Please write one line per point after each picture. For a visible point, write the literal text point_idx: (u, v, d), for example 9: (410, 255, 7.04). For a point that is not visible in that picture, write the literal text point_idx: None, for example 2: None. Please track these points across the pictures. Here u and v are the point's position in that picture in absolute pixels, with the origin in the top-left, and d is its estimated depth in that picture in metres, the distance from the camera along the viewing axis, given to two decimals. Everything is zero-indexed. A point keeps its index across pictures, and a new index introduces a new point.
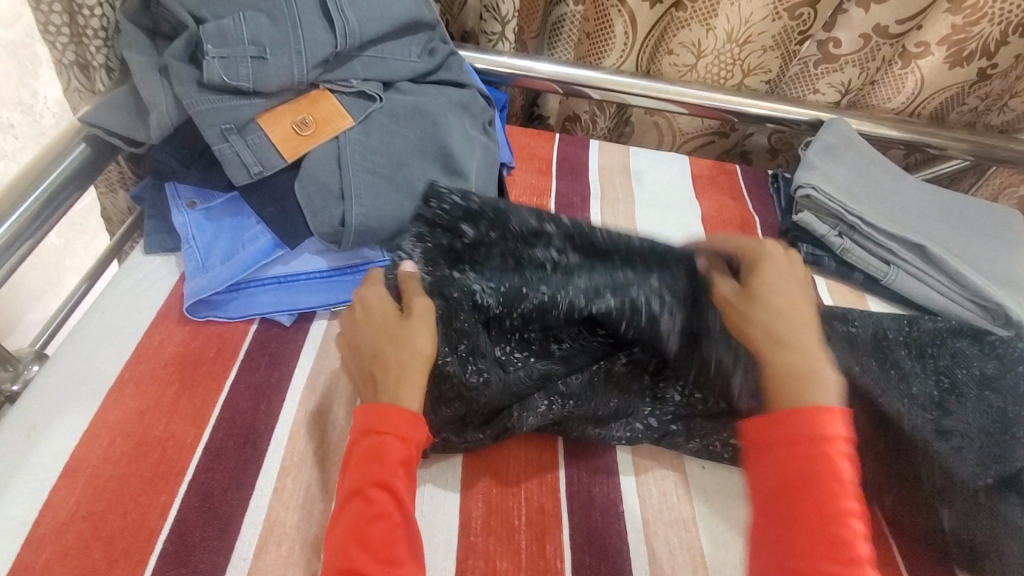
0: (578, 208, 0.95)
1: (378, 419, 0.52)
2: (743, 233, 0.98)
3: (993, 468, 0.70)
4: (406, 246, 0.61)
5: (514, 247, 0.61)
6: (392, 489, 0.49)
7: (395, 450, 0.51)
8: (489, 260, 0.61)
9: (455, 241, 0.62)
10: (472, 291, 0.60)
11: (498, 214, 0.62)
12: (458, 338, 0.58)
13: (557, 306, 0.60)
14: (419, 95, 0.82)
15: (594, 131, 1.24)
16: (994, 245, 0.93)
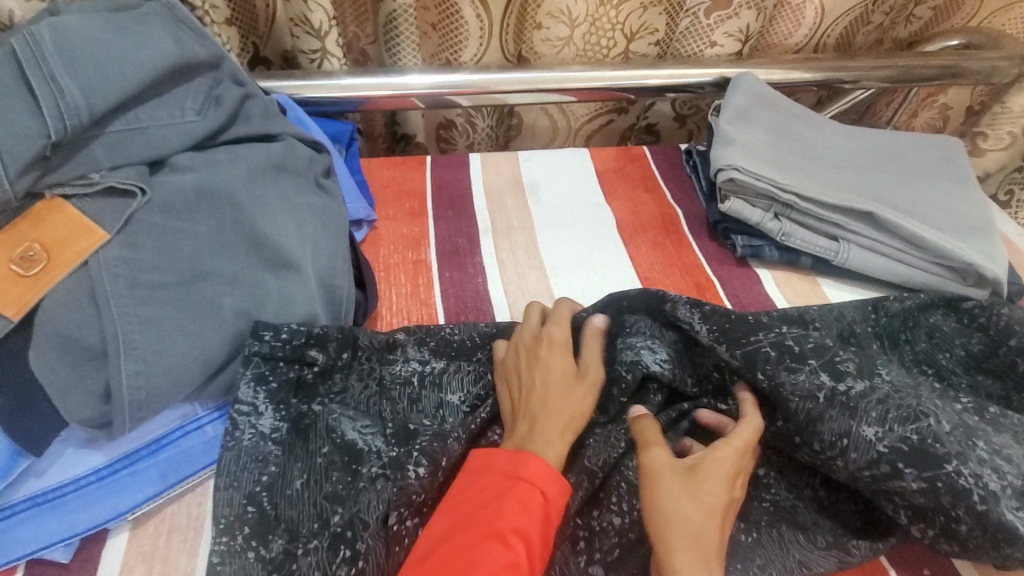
0: (466, 253, 0.76)
1: (528, 465, 0.47)
2: (668, 233, 0.82)
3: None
4: (247, 396, 0.52)
5: (371, 369, 0.57)
6: (530, 549, 0.43)
7: (540, 509, 0.45)
8: (350, 390, 0.55)
9: (306, 374, 0.54)
10: (348, 440, 0.51)
11: (347, 333, 0.56)
12: (330, 506, 0.48)
13: (454, 430, 0.52)
14: (205, 167, 0.59)
15: (475, 135, 1.03)
16: (943, 186, 0.81)
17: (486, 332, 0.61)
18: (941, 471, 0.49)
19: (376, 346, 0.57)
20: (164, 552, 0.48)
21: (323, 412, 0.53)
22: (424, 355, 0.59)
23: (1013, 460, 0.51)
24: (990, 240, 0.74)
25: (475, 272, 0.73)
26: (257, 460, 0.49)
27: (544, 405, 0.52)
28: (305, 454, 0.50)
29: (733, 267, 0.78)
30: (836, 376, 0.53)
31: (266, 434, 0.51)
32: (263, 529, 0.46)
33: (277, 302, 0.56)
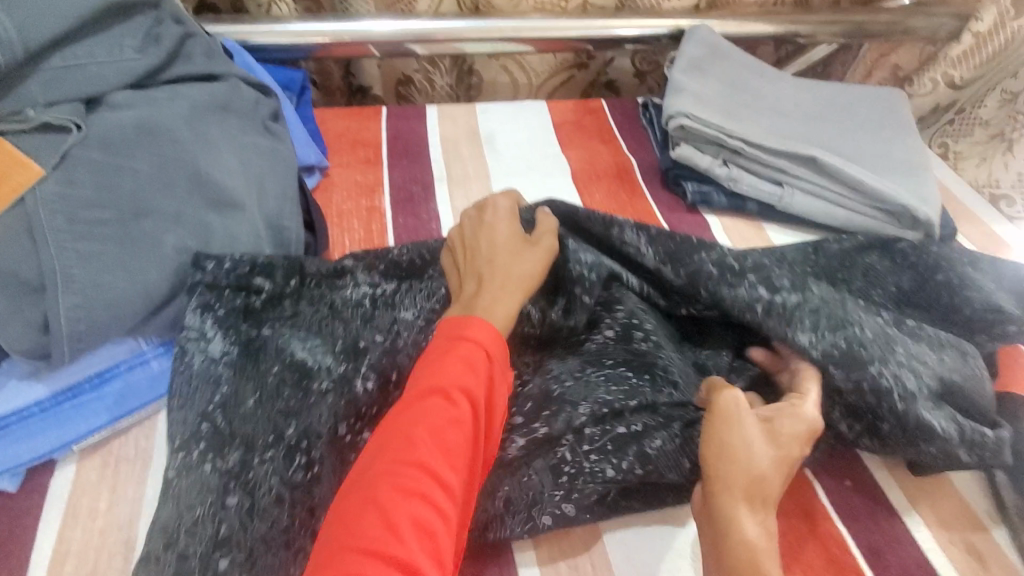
0: (420, 201, 0.76)
1: (476, 329, 0.48)
2: (622, 182, 0.83)
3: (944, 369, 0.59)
4: (193, 322, 0.52)
5: (322, 293, 0.56)
6: (475, 406, 0.45)
7: (485, 368, 0.46)
8: (302, 314, 0.55)
9: (253, 300, 0.55)
10: (298, 360, 0.52)
11: (293, 260, 0.57)
12: (285, 419, 0.49)
13: (404, 350, 0.54)
14: (145, 105, 0.58)
15: (434, 93, 1.03)
16: (885, 136, 0.84)
17: (435, 247, 0.60)
18: (867, 372, 0.54)
19: (324, 272, 0.57)
20: (113, 481, 0.48)
21: (274, 335, 0.53)
22: (373, 279, 0.58)
23: (927, 365, 0.57)
24: (923, 181, 0.77)
25: (429, 218, 0.74)
26: (209, 381, 0.50)
27: (493, 280, 0.53)
28: (257, 373, 0.51)
29: (684, 214, 0.80)
30: (772, 288, 0.57)
31: (215, 358, 0.51)
32: (218, 444, 0.47)
33: (222, 240, 0.56)
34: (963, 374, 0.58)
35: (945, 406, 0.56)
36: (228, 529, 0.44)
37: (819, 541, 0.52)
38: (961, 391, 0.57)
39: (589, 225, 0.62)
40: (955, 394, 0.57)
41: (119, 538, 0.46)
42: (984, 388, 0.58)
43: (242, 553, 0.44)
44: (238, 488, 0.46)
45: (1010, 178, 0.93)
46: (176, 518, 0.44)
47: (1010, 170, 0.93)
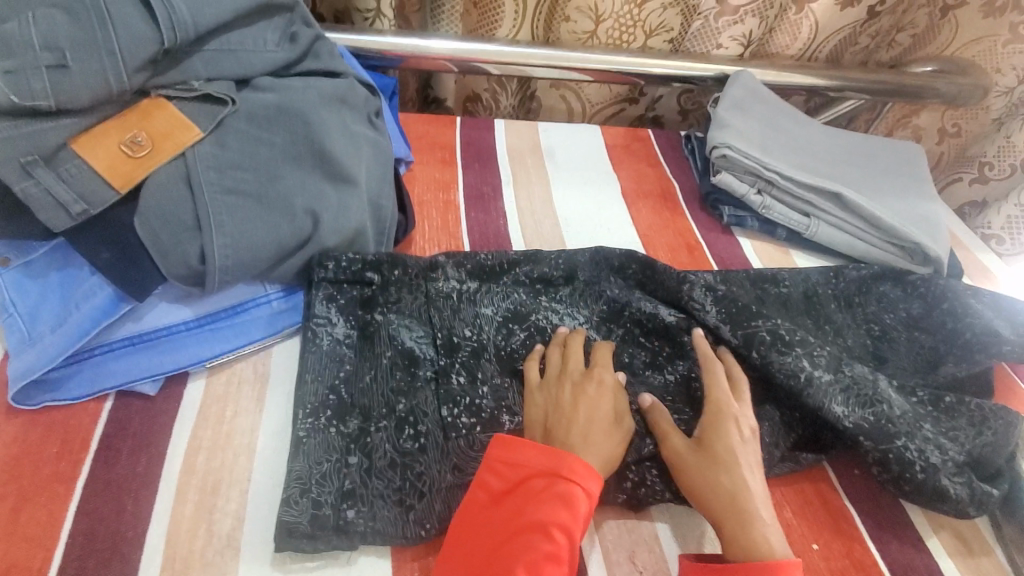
0: (490, 198, 0.86)
1: (563, 458, 0.51)
2: (665, 202, 0.93)
3: (988, 431, 0.63)
4: (322, 310, 0.62)
5: (419, 284, 0.66)
6: (571, 541, 0.48)
7: (584, 504, 0.50)
8: (404, 300, 0.65)
9: (367, 292, 0.65)
10: (406, 347, 0.62)
11: (395, 255, 0.66)
12: (395, 397, 0.58)
13: (487, 348, 0.63)
14: (283, 90, 0.69)
15: (498, 110, 1.14)
16: (904, 183, 0.94)
17: (512, 257, 0.70)
18: (894, 445, 0.60)
19: (421, 265, 0.67)
20: (236, 395, 0.58)
21: (384, 322, 0.63)
22: (460, 275, 0.68)
23: (959, 442, 0.63)
24: (934, 223, 0.88)
25: (497, 215, 0.84)
26: (334, 361, 0.59)
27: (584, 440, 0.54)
28: (373, 355, 0.61)
29: (719, 234, 0.90)
30: (813, 363, 0.63)
31: (340, 340, 0.61)
32: (341, 411, 0.56)
33: (337, 207, 0.66)
34: (982, 443, 0.63)
35: (969, 474, 0.61)
36: (351, 483, 0.52)
37: (829, 514, 0.61)
38: (957, 409, 0.65)
39: (664, 276, 0.71)
40: (981, 464, 0.63)
41: (241, 441, 0.55)
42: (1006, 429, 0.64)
43: (365, 503, 0.52)
44: (358, 449, 0.54)
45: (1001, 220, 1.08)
46: (309, 469, 0.52)
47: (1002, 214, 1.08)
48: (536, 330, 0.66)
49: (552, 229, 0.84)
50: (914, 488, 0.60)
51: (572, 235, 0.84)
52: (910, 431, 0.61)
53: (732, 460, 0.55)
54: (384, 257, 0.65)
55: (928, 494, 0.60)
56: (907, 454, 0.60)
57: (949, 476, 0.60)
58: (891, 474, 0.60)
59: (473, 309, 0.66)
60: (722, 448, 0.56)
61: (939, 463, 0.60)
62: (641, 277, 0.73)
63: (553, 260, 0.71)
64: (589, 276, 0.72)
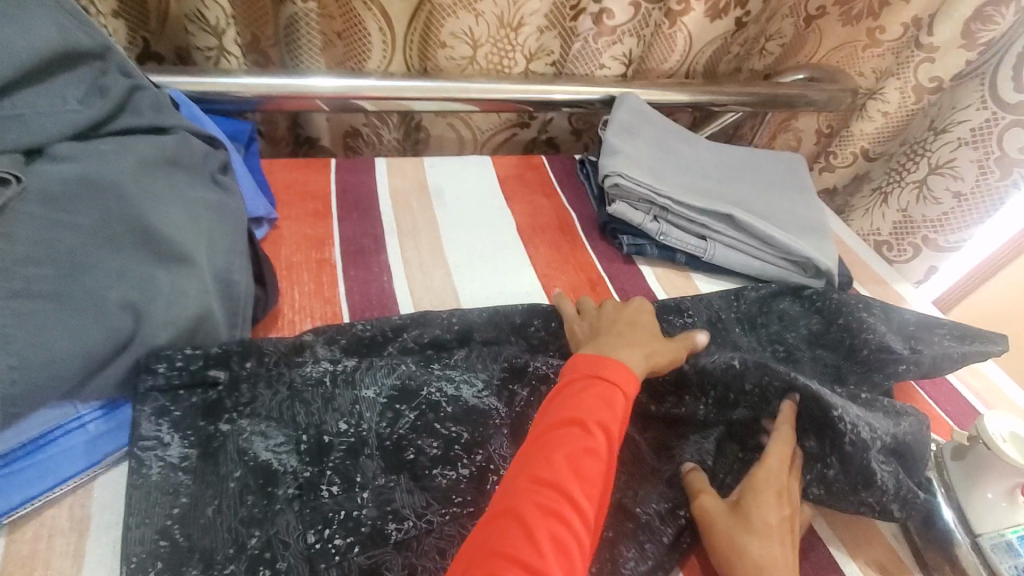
0: (371, 252, 0.77)
1: (586, 407, 0.52)
2: (564, 235, 0.89)
3: (904, 417, 0.62)
4: (150, 428, 0.51)
5: (279, 374, 0.57)
6: (610, 437, 0.51)
7: (599, 446, 0.50)
8: (261, 397, 0.55)
9: (212, 394, 0.55)
10: (261, 461, 0.51)
11: (249, 343, 0.57)
12: (247, 529, 0.48)
13: (367, 442, 0.54)
14: (91, 157, 0.57)
15: (382, 146, 1.06)
16: (791, 194, 0.95)
17: (397, 325, 0.64)
18: (829, 410, 0.58)
19: (284, 350, 0.59)
20: (46, 556, 0.46)
21: (233, 432, 0.53)
22: (334, 353, 0.61)
23: (885, 426, 0.60)
24: (822, 233, 0.89)
25: (380, 271, 0.75)
26: (167, 493, 0.49)
27: (617, 336, 0.62)
28: (216, 479, 0.50)
29: (621, 264, 0.86)
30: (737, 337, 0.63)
31: (175, 464, 0.50)
32: (175, 563, 0.46)
33: (169, 294, 0.55)
34: (903, 437, 0.61)
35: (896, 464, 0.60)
36: None
37: None
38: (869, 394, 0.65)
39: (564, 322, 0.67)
40: (910, 454, 0.61)
41: None
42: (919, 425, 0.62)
43: None
44: None
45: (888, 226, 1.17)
46: None
47: (887, 220, 1.17)
48: (427, 408, 0.57)
49: (443, 280, 0.76)
50: (858, 460, 0.57)
51: (466, 284, 0.77)
52: (839, 398, 0.60)
53: (770, 534, 0.52)
54: (231, 350, 0.56)
55: (872, 463, 0.57)
56: (843, 418, 0.58)
57: (881, 451, 0.59)
58: (837, 443, 0.58)
59: (348, 392, 0.56)
60: (760, 520, 0.53)
61: (870, 429, 0.59)
62: (546, 332, 0.68)
63: (444, 321, 0.65)
64: (485, 336, 0.65)
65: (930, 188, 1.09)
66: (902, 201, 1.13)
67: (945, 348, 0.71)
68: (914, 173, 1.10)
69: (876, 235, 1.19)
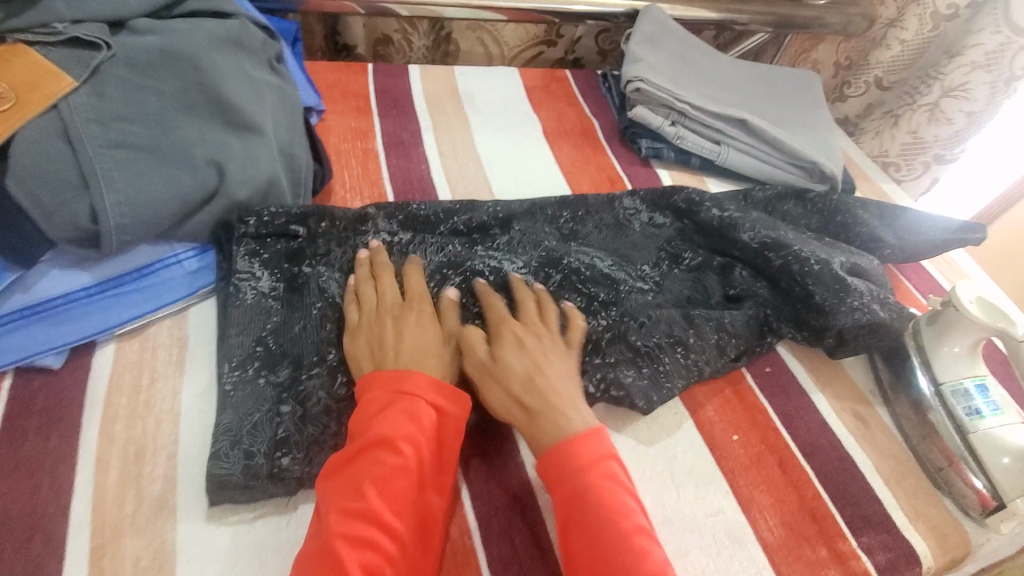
0: (410, 145, 0.84)
1: (392, 425, 0.48)
2: (586, 139, 0.95)
3: (854, 254, 0.73)
4: (243, 264, 0.59)
5: (348, 236, 0.64)
6: (417, 451, 0.48)
7: (428, 417, 0.50)
8: (334, 253, 0.63)
9: (294, 245, 0.62)
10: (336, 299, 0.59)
11: (320, 206, 0.64)
12: (328, 346, 0.56)
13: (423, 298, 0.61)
14: (166, 33, 0.63)
15: (411, 55, 1.10)
16: (803, 108, 0.99)
17: (448, 207, 0.70)
18: (792, 251, 0.68)
19: (353, 215, 0.66)
20: (152, 361, 0.55)
21: (313, 273, 0.60)
22: (392, 226, 0.67)
23: (843, 257, 0.70)
24: (829, 143, 0.94)
25: (419, 160, 0.82)
26: (261, 314, 0.57)
27: (414, 362, 0.53)
28: (303, 306, 0.58)
29: (639, 166, 0.93)
30: (722, 209, 0.74)
31: (265, 293, 0.58)
32: (270, 362, 0.54)
33: (243, 157, 0.62)
34: (867, 267, 0.72)
35: (864, 284, 0.69)
36: (285, 431, 0.51)
37: (746, 409, 0.65)
38: (839, 246, 0.75)
39: (594, 207, 0.77)
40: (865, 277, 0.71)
41: (164, 406, 0.52)
42: (881, 275, 0.72)
43: (300, 449, 0.50)
44: (291, 398, 0.52)
45: (897, 148, 1.13)
46: (239, 421, 0.50)
47: (896, 141, 1.13)
48: (474, 274, 0.64)
49: (476, 172, 0.83)
50: (834, 288, 0.66)
51: (497, 175, 0.84)
52: (804, 244, 0.70)
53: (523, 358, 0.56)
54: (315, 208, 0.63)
55: (846, 295, 0.65)
56: (806, 253, 0.68)
57: (856, 284, 0.67)
58: (808, 273, 0.67)
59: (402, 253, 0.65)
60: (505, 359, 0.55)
61: (829, 261, 0.68)
62: (573, 222, 0.75)
63: (493, 208, 0.72)
64: (526, 225, 0.72)
65: (941, 111, 1.05)
66: (913, 122, 1.09)
67: (928, 237, 0.79)
68: (926, 96, 1.06)
69: (883, 157, 1.15)
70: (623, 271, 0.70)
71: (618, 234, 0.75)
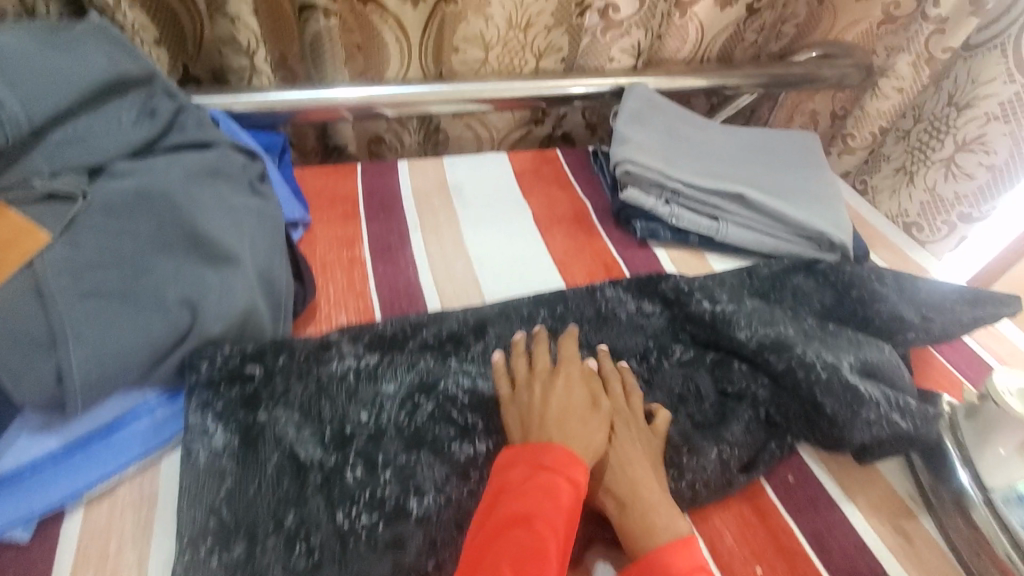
0: (397, 249, 0.82)
1: (535, 501, 0.50)
2: (579, 223, 0.92)
3: (862, 342, 0.68)
4: (195, 420, 0.57)
5: (309, 369, 0.62)
6: (551, 530, 0.49)
7: (567, 492, 0.52)
8: (293, 390, 0.60)
9: (249, 387, 0.60)
10: (292, 449, 0.57)
11: (279, 343, 0.63)
12: (283, 507, 0.54)
13: (387, 432, 0.60)
14: (144, 173, 0.64)
15: (404, 150, 1.12)
16: (802, 172, 0.96)
17: (415, 321, 0.69)
18: (795, 353, 0.64)
19: (315, 342, 0.64)
20: (121, 524, 0.53)
21: (269, 421, 0.58)
22: (357, 349, 0.66)
23: (852, 353, 0.66)
24: (834, 208, 0.90)
25: (406, 265, 0.80)
26: (214, 477, 0.54)
27: (560, 427, 0.56)
28: (257, 462, 0.56)
29: (636, 249, 0.89)
30: (714, 302, 0.70)
31: (219, 450, 0.56)
32: (225, 536, 0.52)
33: (220, 291, 0.61)
34: (878, 359, 0.67)
35: (874, 384, 0.65)
36: None
37: (770, 531, 0.59)
38: (844, 332, 0.69)
39: (575, 302, 0.74)
40: (877, 374, 0.66)
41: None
42: (902, 374, 0.67)
43: None
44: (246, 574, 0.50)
45: (916, 207, 1.08)
46: None
47: (915, 200, 1.07)
48: (445, 399, 0.62)
49: (465, 271, 0.81)
50: (845, 395, 0.62)
51: (487, 273, 0.81)
52: (806, 341, 0.66)
53: (617, 454, 0.57)
54: (273, 346, 0.62)
55: (858, 402, 0.61)
56: (811, 356, 0.64)
57: (868, 387, 0.62)
58: (819, 378, 0.62)
59: (371, 376, 0.63)
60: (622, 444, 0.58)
61: (837, 361, 0.64)
62: (552, 320, 0.72)
63: (466, 316, 0.71)
64: (499, 332, 0.70)
65: (958, 165, 1.00)
66: (929, 179, 1.04)
67: (956, 314, 0.73)
68: (940, 150, 1.02)
69: (904, 217, 1.10)
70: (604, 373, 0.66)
71: (599, 327, 0.72)
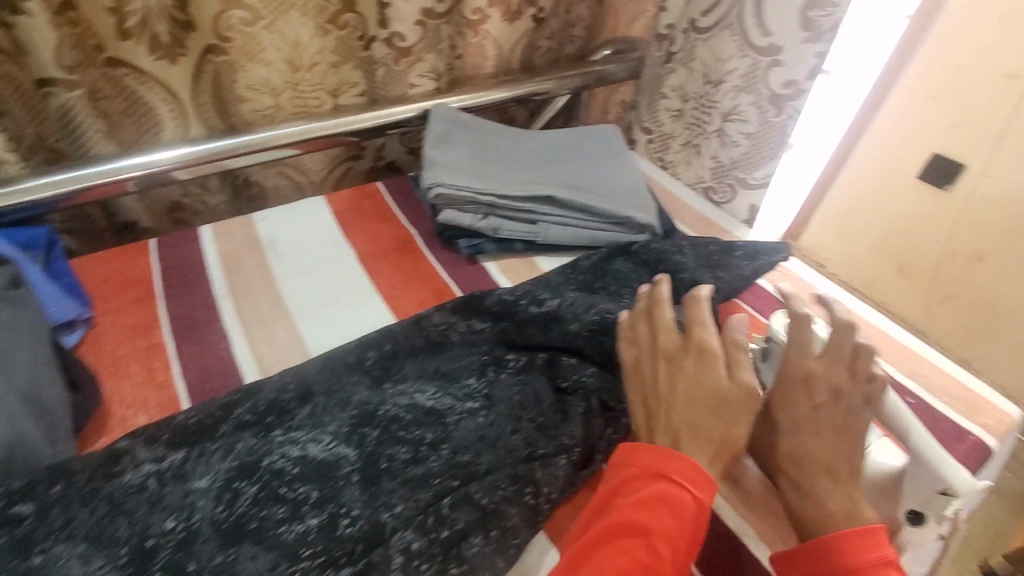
0: (205, 324, 0.76)
1: (653, 518, 0.51)
2: (405, 253, 0.91)
3: (674, 310, 0.74)
4: None
5: (96, 488, 0.55)
6: (670, 551, 0.50)
7: (689, 510, 0.52)
8: (75, 517, 0.53)
9: (19, 531, 0.52)
10: None
11: (56, 469, 0.55)
12: None
13: (200, 531, 0.53)
14: None
15: (210, 211, 1.04)
16: (607, 163, 1.02)
17: (223, 403, 0.63)
18: (619, 330, 0.68)
19: (107, 455, 0.58)
20: None
21: (45, 563, 0.50)
22: (156, 452, 0.59)
23: (666, 321, 0.70)
24: (637, 191, 0.97)
25: (217, 339, 0.74)
26: None
27: (690, 405, 0.58)
28: None
29: (464, 267, 0.90)
30: (538, 303, 0.73)
31: None
32: None
33: None
34: (689, 324, 0.71)
35: None
36: None
37: None
38: (655, 307, 0.75)
39: (411, 338, 0.72)
40: None
41: None
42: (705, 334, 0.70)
43: None
44: None
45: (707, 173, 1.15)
46: None
47: (704, 167, 1.15)
48: (270, 476, 0.58)
49: (285, 331, 0.76)
50: None
51: (309, 327, 0.77)
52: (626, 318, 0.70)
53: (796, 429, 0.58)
54: (46, 475, 0.55)
55: None
56: (630, 329, 0.67)
57: None
58: (639, 347, 0.66)
59: (178, 475, 0.57)
60: (787, 417, 0.59)
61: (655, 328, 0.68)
62: (383, 360, 0.70)
63: (286, 380, 0.66)
64: (325, 389, 0.66)
65: (726, 134, 1.09)
66: (711, 148, 1.13)
67: (744, 270, 0.80)
68: (710, 124, 1.11)
69: (700, 183, 1.17)
70: (448, 397, 0.66)
71: (434, 355, 0.71)
